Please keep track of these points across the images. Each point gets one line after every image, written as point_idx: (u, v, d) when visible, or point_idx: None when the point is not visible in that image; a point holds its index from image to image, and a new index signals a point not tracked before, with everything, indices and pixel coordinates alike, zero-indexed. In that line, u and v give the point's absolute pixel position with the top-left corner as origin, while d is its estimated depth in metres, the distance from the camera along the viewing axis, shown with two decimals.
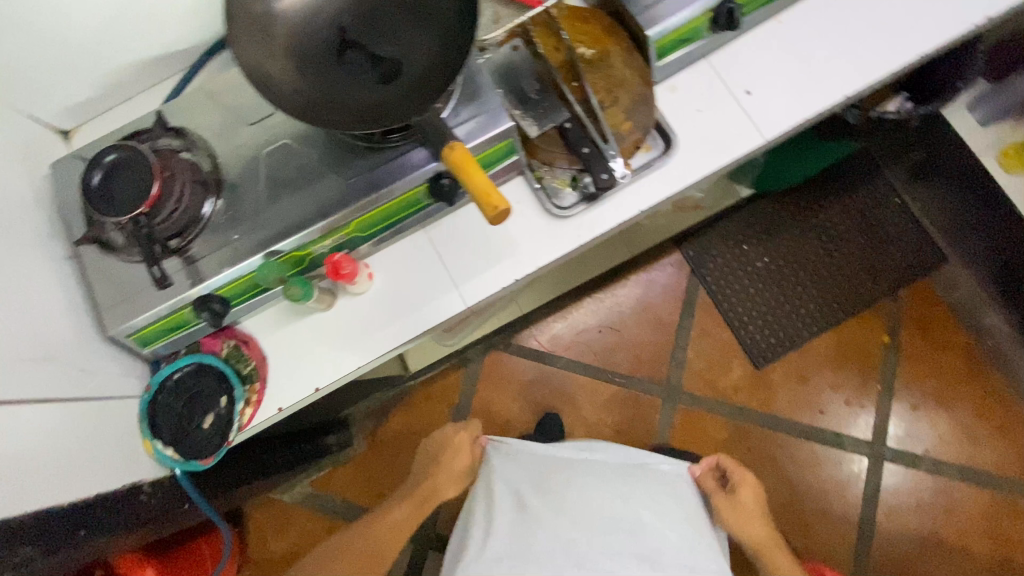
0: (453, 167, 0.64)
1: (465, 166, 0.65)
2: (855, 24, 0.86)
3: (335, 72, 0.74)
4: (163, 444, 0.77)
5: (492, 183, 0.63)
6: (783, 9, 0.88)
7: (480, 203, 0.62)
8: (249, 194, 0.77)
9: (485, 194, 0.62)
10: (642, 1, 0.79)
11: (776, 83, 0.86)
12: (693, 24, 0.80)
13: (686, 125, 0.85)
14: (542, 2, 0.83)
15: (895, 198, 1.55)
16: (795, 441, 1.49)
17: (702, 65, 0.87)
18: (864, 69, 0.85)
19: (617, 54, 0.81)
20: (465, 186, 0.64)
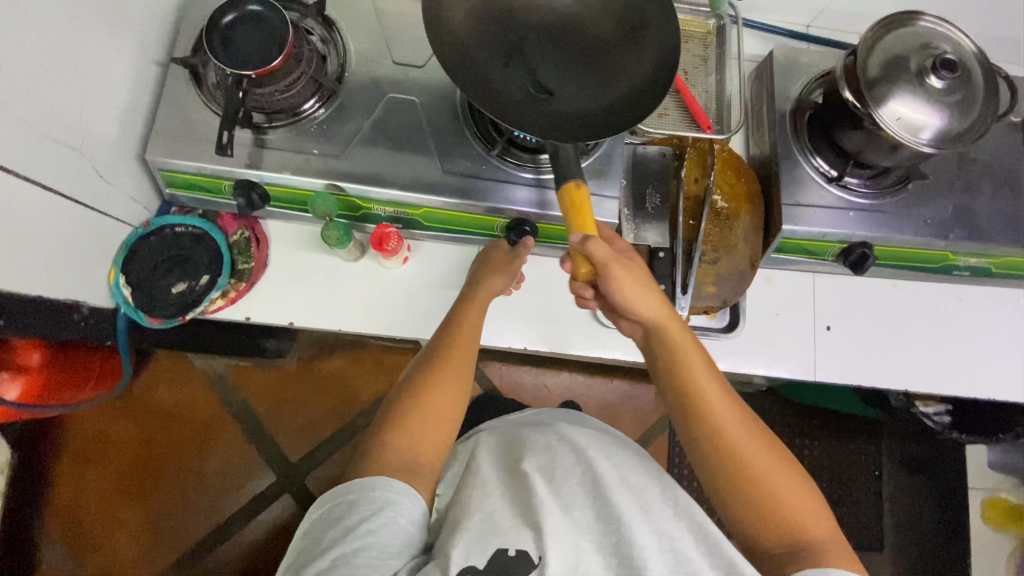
0: (567, 208, 0.64)
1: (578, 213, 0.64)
2: (960, 334, 0.85)
3: (496, 68, 0.70)
4: (125, 282, 0.75)
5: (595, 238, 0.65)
6: (905, 278, 0.87)
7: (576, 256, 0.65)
8: (353, 122, 0.74)
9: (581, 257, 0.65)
10: (796, 196, 0.78)
11: (857, 336, 0.84)
12: (823, 244, 0.79)
13: (758, 318, 0.84)
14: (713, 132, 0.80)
15: (875, 470, 1.47)
16: None
17: (805, 277, 0.85)
18: (938, 377, 0.83)
19: (745, 221, 0.79)
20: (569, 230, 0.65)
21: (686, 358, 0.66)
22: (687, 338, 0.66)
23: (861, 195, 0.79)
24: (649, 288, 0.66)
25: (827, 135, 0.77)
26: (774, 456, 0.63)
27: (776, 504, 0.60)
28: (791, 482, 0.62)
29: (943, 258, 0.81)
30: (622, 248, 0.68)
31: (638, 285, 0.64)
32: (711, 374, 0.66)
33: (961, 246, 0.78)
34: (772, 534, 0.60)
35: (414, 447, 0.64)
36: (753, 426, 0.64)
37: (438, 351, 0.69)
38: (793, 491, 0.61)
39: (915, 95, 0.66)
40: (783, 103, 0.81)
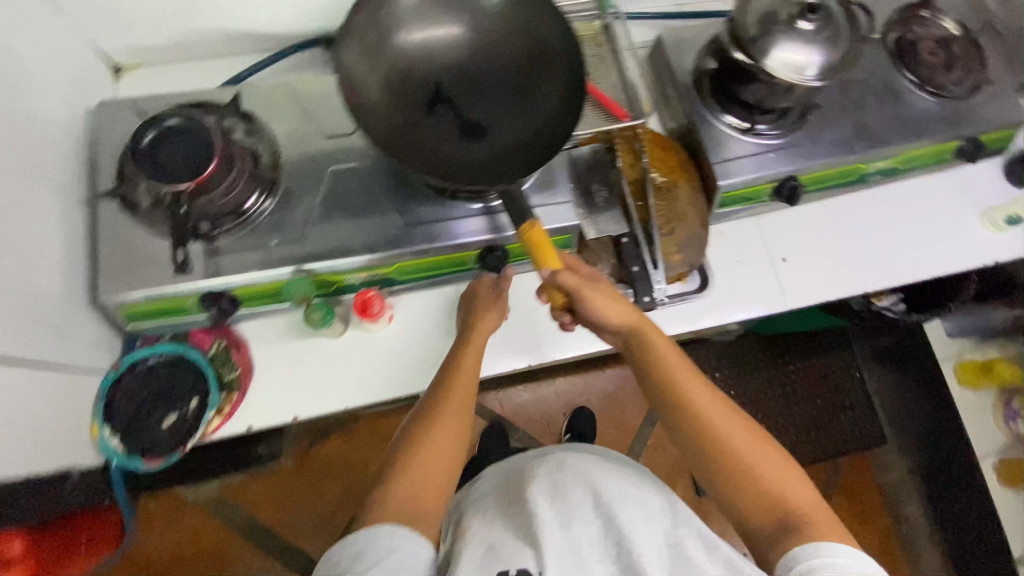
0: (530, 246, 0.64)
1: (543, 249, 0.64)
2: (888, 230, 0.95)
3: (423, 118, 0.73)
4: (110, 432, 0.71)
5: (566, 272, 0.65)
6: (830, 196, 0.96)
7: (552, 289, 0.66)
8: (303, 205, 0.75)
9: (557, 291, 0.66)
10: (722, 153, 0.86)
11: (809, 259, 0.93)
12: (757, 188, 0.88)
13: (723, 271, 0.90)
14: (632, 117, 0.85)
15: (857, 370, 1.62)
16: None
17: (750, 222, 0.93)
18: (884, 272, 0.93)
19: (685, 188, 0.86)
20: (539, 267, 0.65)
21: (654, 351, 0.64)
22: (659, 338, 0.64)
23: (775, 136, 0.87)
24: (617, 298, 0.66)
25: (730, 94, 0.85)
26: (753, 437, 0.59)
27: (759, 484, 0.57)
28: (778, 459, 0.59)
29: (856, 171, 0.91)
30: (588, 270, 0.68)
31: (605, 301, 0.64)
32: (673, 353, 0.64)
33: (868, 156, 0.89)
34: (758, 513, 0.56)
35: (418, 487, 0.62)
36: (728, 410, 0.61)
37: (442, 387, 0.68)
38: (779, 465, 0.58)
39: (792, 40, 0.75)
40: (684, 77, 0.89)
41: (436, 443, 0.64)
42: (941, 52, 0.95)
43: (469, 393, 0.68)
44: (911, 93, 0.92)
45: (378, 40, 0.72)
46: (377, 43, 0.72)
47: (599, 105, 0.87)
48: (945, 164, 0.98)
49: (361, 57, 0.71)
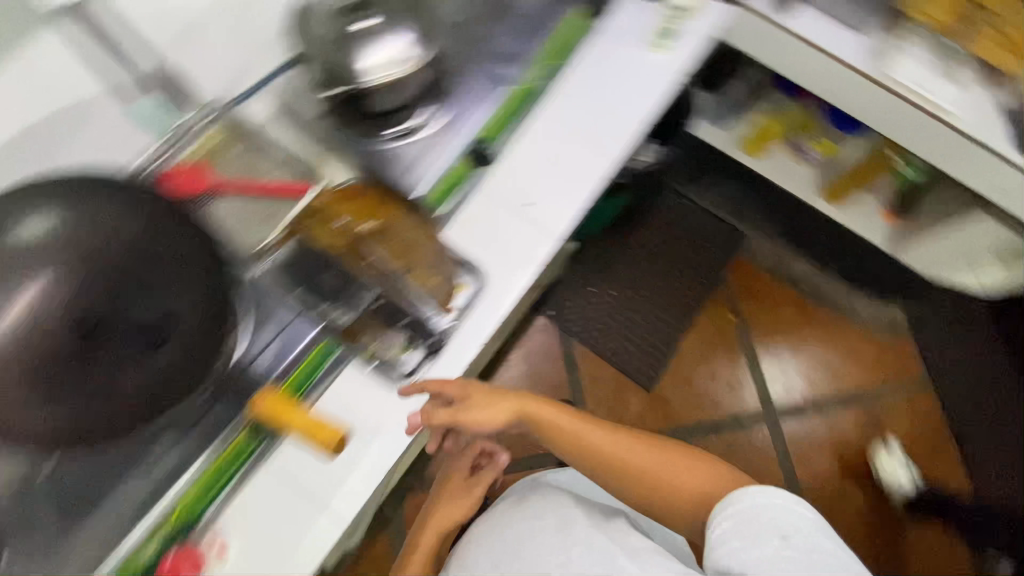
0: (271, 418, 0.74)
1: (281, 413, 0.74)
2: (590, 113, 0.96)
3: (82, 367, 0.62)
4: None
5: (315, 419, 0.74)
6: (527, 118, 0.94)
7: (313, 438, 0.73)
8: (37, 534, 0.72)
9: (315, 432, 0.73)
10: (401, 167, 0.85)
11: (547, 186, 0.91)
12: (455, 171, 0.87)
13: (487, 254, 0.87)
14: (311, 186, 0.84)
15: (687, 200, 1.80)
16: (707, 439, 1.61)
17: (478, 194, 0.89)
18: (612, 148, 0.94)
19: (396, 216, 0.81)
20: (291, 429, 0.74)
21: (555, 431, 0.82)
22: (558, 418, 0.82)
23: (432, 118, 0.88)
24: (499, 404, 0.81)
25: (366, 113, 0.84)
26: (657, 457, 0.79)
27: (670, 484, 0.77)
28: (691, 462, 0.78)
29: (524, 91, 0.94)
30: (459, 390, 0.78)
31: (486, 412, 0.80)
32: (571, 420, 0.83)
33: (519, 76, 0.92)
34: (690, 506, 0.75)
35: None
36: (629, 444, 0.80)
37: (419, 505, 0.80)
38: (685, 470, 0.77)
39: (372, 45, 0.76)
40: (321, 125, 0.89)
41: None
42: None
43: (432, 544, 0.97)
44: (516, 6, 0.98)
45: None
46: None
47: (273, 196, 0.85)
48: (592, 30, 1.00)
49: None
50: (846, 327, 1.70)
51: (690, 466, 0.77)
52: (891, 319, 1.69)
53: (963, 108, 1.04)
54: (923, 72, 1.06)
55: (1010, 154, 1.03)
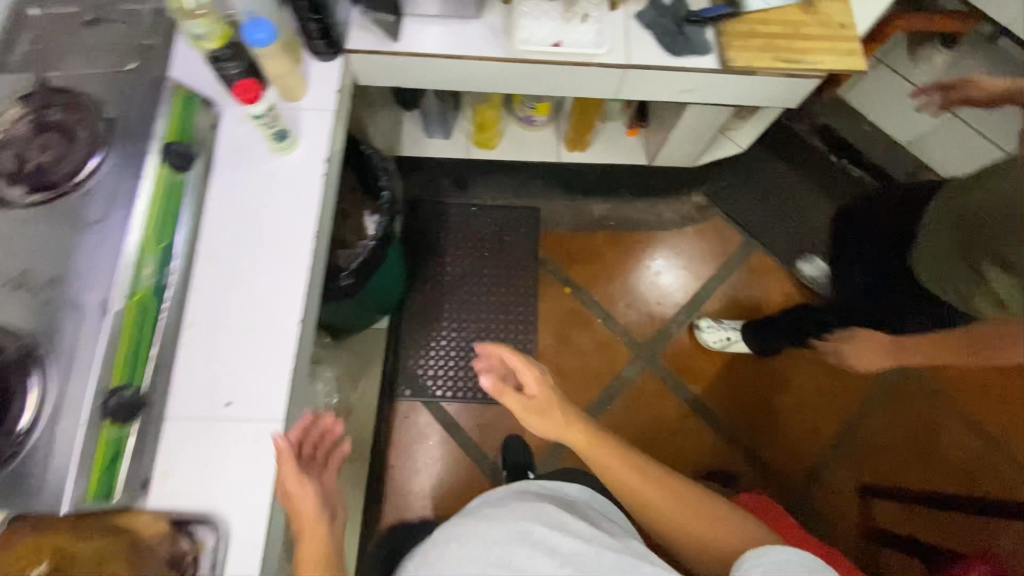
0: None
1: None
2: (249, 265, 0.85)
3: None
4: None
5: None
6: (183, 314, 0.81)
7: None
8: None
9: None
10: (40, 480, 0.71)
11: (242, 371, 0.80)
12: (103, 446, 0.72)
13: (209, 489, 0.75)
14: None
15: (471, 207, 1.72)
16: (608, 413, 1.58)
17: (169, 431, 0.77)
18: (290, 290, 0.85)
19: (65, 543, 0.65)
20: None
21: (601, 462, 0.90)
22: (604, 450, 0.90)
23: (45, 404, 0.73)
24: (564, 429, 0.92)
25: None
26: (694, 510, 0.84)
27: (696, 531, 0.83)
28: (721, 522, 0.83)
29: (145, 295, 0.77)
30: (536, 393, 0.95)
31: (549, 430, 0.93)
32: (621, 461, 0.89)
33: (124, 289, 0.75)
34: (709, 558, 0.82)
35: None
36: (669, 483, 0.87)
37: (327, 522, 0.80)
38: (722, 528, 0.82)
39: None
40: None
41: None
42: (55, 147, 0.83)
43: None
44: (81, 202, 0.80)
45: None
46: None
47: None
48: (190, 180, 0.85)
49: None
50: (660, 237, 1.74)
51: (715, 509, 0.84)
52: (695, 206, 1.76)
53: (607, 43, 1.00)
54: (553, 26, 1.00)
55: (670, 62, 1.00)
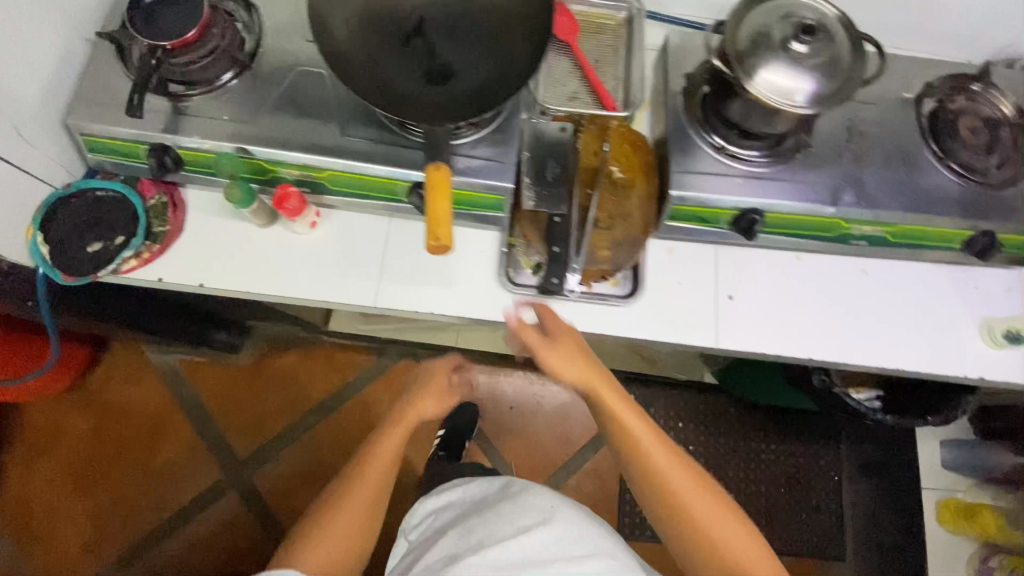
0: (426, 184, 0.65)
1: (435, 190, 0.65)
2: (858, 308, 0.87)
3: (394, 52, 0.76)
4: (42, 240, 0.78)
5: (447, 218, 0.65)
6: (808, 251, 0.88)
7: (429, 229, 0.65)
8: (266, 92, 0.78)
9: (434, 226, 0.64)
10: (689, 165, 0.81)
11: (759, 305, 0.86)
12: (718, 211, 0.81)
13: (659, 285, 0.85)
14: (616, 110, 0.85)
15: (836, 475, 1.43)
16: None
17: (709, 249, 0.87)
18: (836, 349, 0.85)
19: (639, 193, 0.83)
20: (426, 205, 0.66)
21: (637, 448, 0.71)
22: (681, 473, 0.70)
23: (755, 163, 0.81)
24: (639, 412, 0.73)
25: (718, 110, 0.81)
26: (704, 499, 0.69)
27: (723, 553, 0.67)
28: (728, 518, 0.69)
29: (838, 227, 0.82)
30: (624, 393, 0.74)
31: (639, 421, 0.72)
32: (656, 442, 0.71)
33: (852, 212, 0.80)
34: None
35: (324, 563, 0.72)
36: (708, 488, 0.71)
37: (352, 470, 0.79)
38: (727, 525, 0.69)
39: (781, 62, 0.71)
40: (676, 83, 0.86)
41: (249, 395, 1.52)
42: (985, 133, 0.86)
43: (271, 381, 1.52)
44: (930, 167, 0.84)
45: None
46: None
47: (586, 79, 0.93)
48: (944, 252, 0.87)
49: (343, 11, 0.76)
50: None
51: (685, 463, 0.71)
52: None
53: None
54: None
55: None
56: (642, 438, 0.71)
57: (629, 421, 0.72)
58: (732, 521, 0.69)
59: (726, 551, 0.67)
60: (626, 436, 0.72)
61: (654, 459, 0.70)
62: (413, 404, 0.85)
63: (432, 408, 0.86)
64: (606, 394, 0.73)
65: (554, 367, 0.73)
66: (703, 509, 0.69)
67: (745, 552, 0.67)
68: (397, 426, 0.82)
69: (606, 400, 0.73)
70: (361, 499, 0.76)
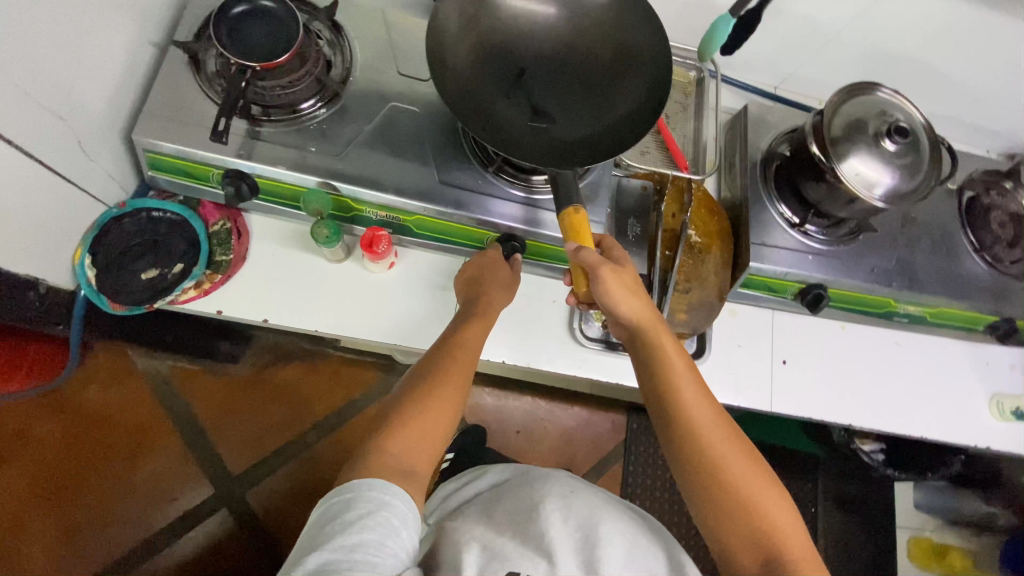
0: (568, 230, 0.66)
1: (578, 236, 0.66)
2: (896, 379, 0.93)
3: (498, 98, 0.73)
4: (90, 263, 0.72)
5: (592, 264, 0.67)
6: (851, 321, 0.94)
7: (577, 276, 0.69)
8: (352, 126, 0.75)
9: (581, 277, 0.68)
10: (762, 237, 0.85)
11: (811, 370, 0.90)
12: (785, 283, 0.86)
13: (722, 347, 0.88)
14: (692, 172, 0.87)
15: (813, 508, 1.46)
16: None
17: (766, 313, 0.91)
18: (877, 415, 0.90)
19: (716, 257, 0.85)
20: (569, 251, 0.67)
21: (678, 408, 0.61)
22: (700, 405, 0.61)
23: (819, 241, 0.86)
24: (636, 294, 0.66)
25: (793, 184, 0.85)
26: (752, 468, 0.59)
27: (770, 523, 0.56)
28: (766, 486, 0.58)
29: (885, 305, 0.90)
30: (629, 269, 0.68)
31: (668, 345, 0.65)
32: (722, 430, 0.60)
33: (902, 295, 0.87)
34: (748, 543, 0.56)
35: (411, 450, 0.58)
36: (738, 444, 0.60)
37: (437, 365, 0.64)
38: (774, 498, 0.57)
39: (870, 155, 0.75)
40: (753, 153, 0.90)
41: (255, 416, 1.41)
42: (1011, 227, 0.94)
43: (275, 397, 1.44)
44: (967, 254, 0.91)
45: (473, 21, 0.75)
46: (473, 19, 0.75)
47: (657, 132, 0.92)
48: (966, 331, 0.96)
49: (451, 47, 0.73)
50: None
51: (699, 388, 0.63)
52: None
53: None
54: None
55: None
56: (692, 404, 0.61)
57: (677, 377, 0.63)
58: (789, 514, 0.57)
59: (773, 524, 0.56)
60: (672, 393, 0.62)
61: (703, 426, 0.60)
62: (493, 302, 0.71)
63: (501, 301, 0.72)
64: (663, 337, 0.65)
65: (613, 299, 0.64)
66: (743, 471, 0.58)
67: (794, 547, 0.55)
68: (476, 326, 0.69)
69: (660, 344, 0.65)
70: (437, 395, 0.61)
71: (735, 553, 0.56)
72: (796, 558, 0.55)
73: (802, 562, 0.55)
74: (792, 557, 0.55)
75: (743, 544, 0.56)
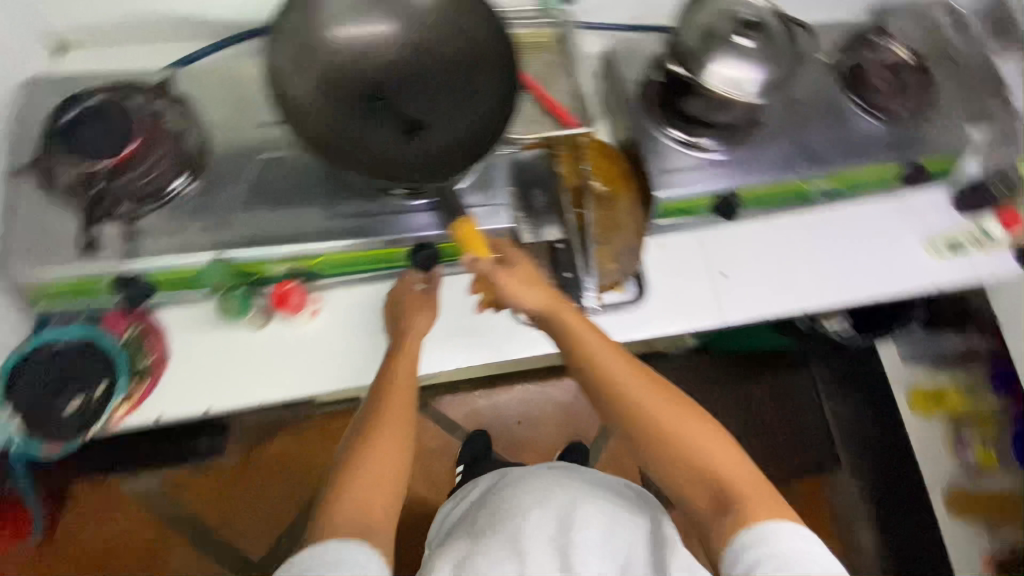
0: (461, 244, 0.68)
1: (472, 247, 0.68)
2: (831, 254, 0.94)
3: (362, 121, 0.72)
4: (11, 413, 0.70)
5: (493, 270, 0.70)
6: (774, 215, 0.95)
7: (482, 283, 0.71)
8: (226, 191, 0.73)
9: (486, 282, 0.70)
10: (662, 165, 0.86)
11: (749, 274, 0.92)
12: (696, 201, 0.87)
13: (662, 281, 0.90)
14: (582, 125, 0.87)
15: (820, 401, 1.59)
16: None
17: (692, 234, 0.92)
18: (823, 292, 0.92)
19: (625, 200, 0.87)
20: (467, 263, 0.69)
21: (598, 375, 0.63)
22: (618, 365, 0.62)
23: (719, 151, 0.87)
24: (528, 279, 0.67)
25: (674, 106, 0.86)
26: (680, 412, 0.60)
27: (709, 460, 0.57)
28: (698, 424, 0.59)
29: (799, 190, 0.92)
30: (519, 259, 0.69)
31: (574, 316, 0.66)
32: (645, 383, 0.62)
33: (808, 175, 0.89)
34: (694, 483, 0.57)
35: (365, 505, 0.57)
36: (664, 392, 0.61)
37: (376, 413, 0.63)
38: (708, 433, 0.59)
39: (732, 56, 0.76)
40: (629, 87, 0.90)
41: (257, 499, 1.39)
42: (892, 76, 0.97)
43: (271, 473, 1.41)
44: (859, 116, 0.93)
45: (303, 47, 0.72)
46: (304, 46, 0.72)
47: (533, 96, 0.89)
48: (884, 189, 0.98)
49: (294, 82, 0.71)
50: None
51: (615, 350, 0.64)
52: None
53: None
54: None
55: None
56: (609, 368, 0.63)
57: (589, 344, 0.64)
58: (725, 445, 0.59)
59: (711, 459, 0.57)
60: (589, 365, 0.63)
61: (626, 386, 0.61)
62: (413, 328, 0.71)
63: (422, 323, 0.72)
64: (568, 311, 0.66)
65: (507, 290, 0.66)
66: (671, 417, 0.59)
67: (731, 472, 0.57)
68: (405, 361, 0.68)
69: (566, 321, 0.65)
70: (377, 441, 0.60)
71: (686, 494, 0.58)
72: (739, 484, 0.56)
73: (745, 488, 0.56)
74: (735, 486, 0.56)
75: (690, 484, 0.58)
